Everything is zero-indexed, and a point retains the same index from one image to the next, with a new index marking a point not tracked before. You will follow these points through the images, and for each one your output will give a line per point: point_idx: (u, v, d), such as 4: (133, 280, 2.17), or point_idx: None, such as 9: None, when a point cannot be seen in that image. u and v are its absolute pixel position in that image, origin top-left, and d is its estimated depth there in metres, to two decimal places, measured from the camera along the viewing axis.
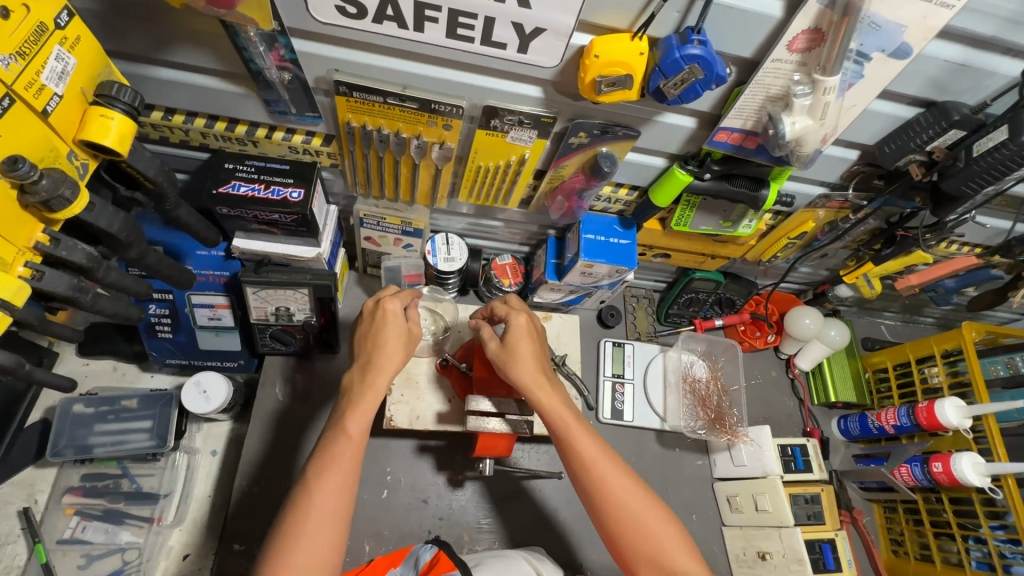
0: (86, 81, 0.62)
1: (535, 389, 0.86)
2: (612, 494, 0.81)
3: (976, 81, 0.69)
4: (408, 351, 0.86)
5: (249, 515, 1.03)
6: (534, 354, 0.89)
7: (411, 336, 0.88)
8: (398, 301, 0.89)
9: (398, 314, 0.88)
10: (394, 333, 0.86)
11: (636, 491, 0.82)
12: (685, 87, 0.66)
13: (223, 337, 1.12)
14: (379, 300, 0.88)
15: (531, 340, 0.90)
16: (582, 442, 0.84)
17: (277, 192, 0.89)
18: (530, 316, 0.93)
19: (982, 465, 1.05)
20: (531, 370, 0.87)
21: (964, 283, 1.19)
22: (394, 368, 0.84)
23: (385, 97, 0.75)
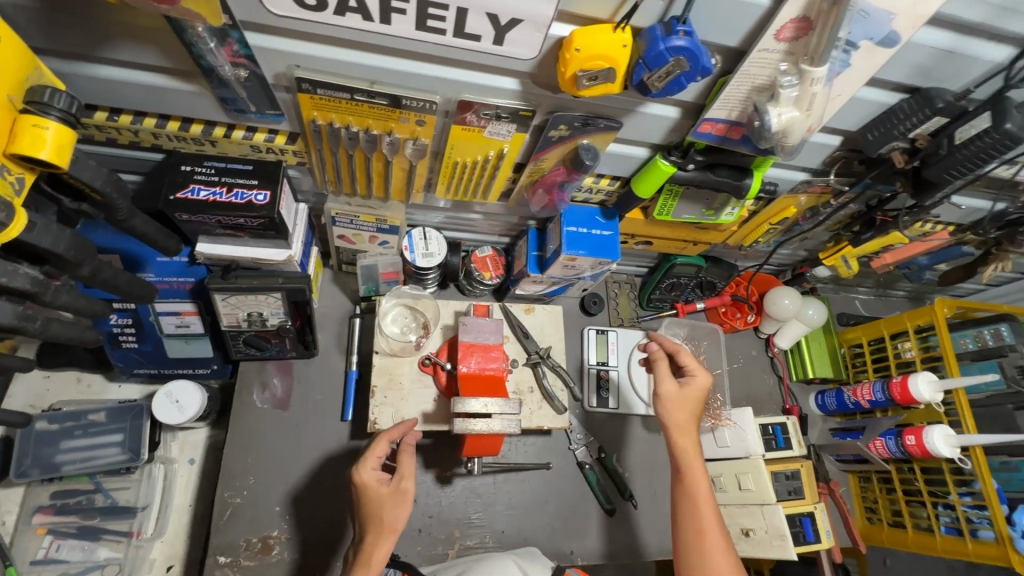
0: (12, 87, 0.56)
1: (688, 432, 0.99)
2: (710, 557, 0.89)
3: (960, 67, 0.67)
4: (405, 494, 0.87)
5: (232, 525, 1.00)
6: (693, 410, 1.01)
7: (399, 492, 0.87)
8: (374, 471, 0.88)
9: (377, 485, 0.87)
10: (375, 505, 0.86)
11: (728, 555, 0.89)
12: (669, 80, 0.63)
13: (193, 344, 1.07)
14: (356, 471, 0.87)
15: (698, 395, 1.02)
16: (704, 511, 0.92)
17: (241, 194, 0.83)
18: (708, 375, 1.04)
19: (953, 437, 1.09)
20: (689, 445, 0.99)
21: (937, 260, 1.21)
22: (383, 545, 0.84)
23: (353, 93, 0.70)
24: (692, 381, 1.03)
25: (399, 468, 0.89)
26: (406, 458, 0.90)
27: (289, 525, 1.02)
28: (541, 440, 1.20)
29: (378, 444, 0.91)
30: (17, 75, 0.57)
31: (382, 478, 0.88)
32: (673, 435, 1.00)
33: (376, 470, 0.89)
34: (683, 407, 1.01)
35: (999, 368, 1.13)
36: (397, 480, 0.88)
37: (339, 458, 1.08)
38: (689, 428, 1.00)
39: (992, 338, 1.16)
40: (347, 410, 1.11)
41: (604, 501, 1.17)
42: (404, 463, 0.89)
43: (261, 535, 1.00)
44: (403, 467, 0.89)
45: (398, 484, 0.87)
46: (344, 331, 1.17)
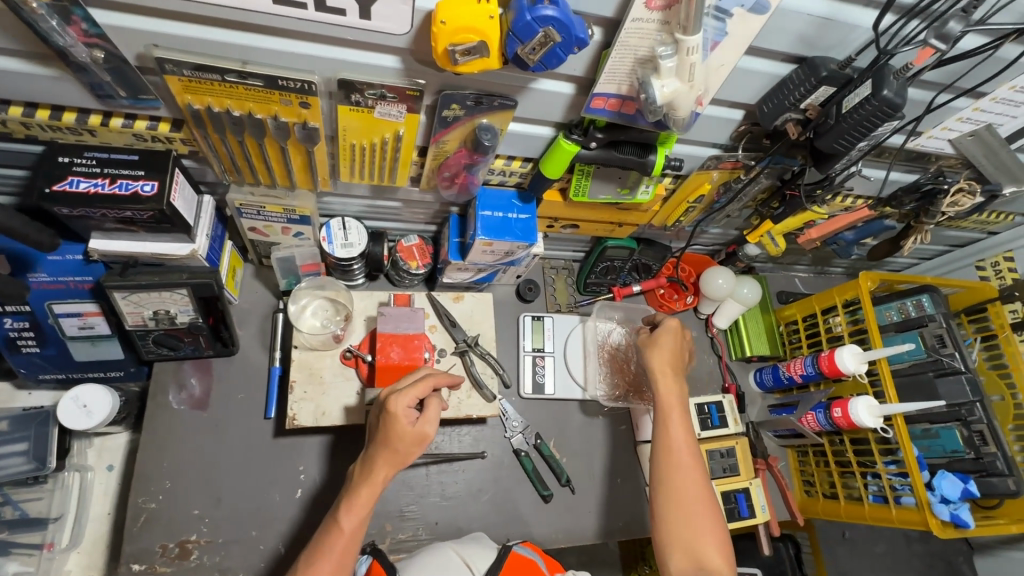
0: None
1: (664, 377, 1.03)
2: (680, 482, 0.92)
3: (840, 35, 0.67)
4: (427, 440, 0.84)
5: (147, 531, 0.97)
6: (669, 350, 1.06)
7: (420, 439, 0.84)
8: (406, 410, 0.83)
9: (405, 421, 0.82)
10: (393, 439, 0.82)
11: (699, 482, 0.93)
12: (544, 52, 0.61)
13: (101, 347, 1.02)
14: (391, 399, 0.82)
15: (675, 348, 1.06)
16: (675, 433, 0.97)
17: (125, 185, 0.79)
18: (677, 323, 1.08)
19: (876, 407, 1.11)
20: (671, 385, 1.02)
21: (861, 235, 1.23)
22: (386, 474, 0.83)
23: (223, 74, 0.66)
24: (665, 335, 1.07)
25: (426, 412, 0.85)
26: (436, 406, 0.86)
27: (208, 528, 0.99)
28: (475, 429, 1.19)
29: (417, 386, 0.85)
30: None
31: (412, 417, 0.83)
32: (655, 379, 1.03)
33: (409, 407, 0.84)
34: (666, 357, 1.05)
35: (919, 338, 1.16)
36: (422, 424, 0.83)
37: (262, 456, 1.06)
38: (671, 369, 1.03)
39: (914, 309, 1.18)
40: (270, 407, 1.07)
41: (539, 487, 1.17)
42: (428, 405, 0.85)
43: (178, 540, 0.97)
44: (427, 413, 0.84)
45: (420, 429, 0.83)
46: (267, 327, 1.14)
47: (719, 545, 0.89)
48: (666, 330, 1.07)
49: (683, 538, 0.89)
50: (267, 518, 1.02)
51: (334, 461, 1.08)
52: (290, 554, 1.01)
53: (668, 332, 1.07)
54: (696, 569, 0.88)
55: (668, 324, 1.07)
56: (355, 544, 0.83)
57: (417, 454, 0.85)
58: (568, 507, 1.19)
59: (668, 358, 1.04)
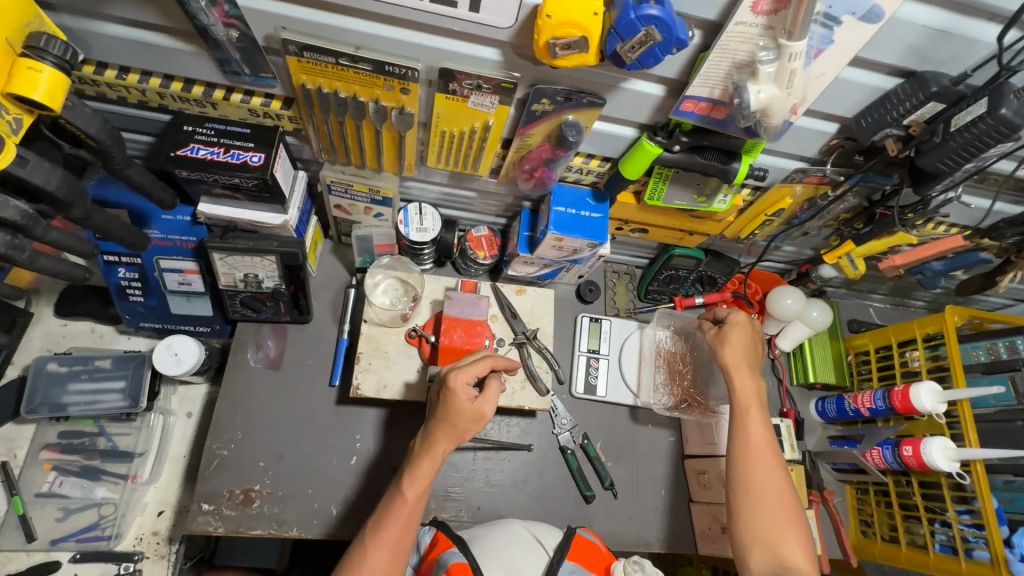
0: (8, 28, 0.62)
1: (738, 370, 1.02)
2: (759, 481, 0.91)
3: (956, 50, 0.64)
4: (485, 418, 0.85)
5: (217, 475, 1.05)
6: (741, 347, 1.04)
7: (478, 416, 0.86)
8: (466, 387, 0.85)
9: (465, 397, 0.85)
10: (452, 414, 0.84)
11: (779, 480, 0.91)
12: (643, 51, 0.63)
13: (194, 302, 1.12)
14: (452, 376, 0.85)
15: (747, 342, 1.05)
16: (752, 429, 0.96)
17: (237, 155, 0.87)
18: (746, 317, 1.07)
19: (953, 450, 1.04)
20: (746, 376, 1.01)
21: (952, 266, 1.15)
22: (444, 449, 0.86)
23: (337, 58, 0.72)
24: (734, 327, 1.06)
25: (486, 391, 0.87)
26: (496, 385, 0.87)
27: (271, 480, 1.06)
28: (524, 422, 1.20)
29: (476, 363, 0.88)
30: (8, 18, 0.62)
31: (471, 395, 0.86)
32: (730, 373, 1.03)
33: (468, 385, 0.86)
34: (738, 350, 1.04)
35: (1009, 382, 1.07)
36: (480, 403, 0.85)
37: (324, 420, 1.12)
38: (744, 363, 1.03)
39: (1006, 351, 1.10)
40: (335, 375, 1.14)
41: (583, 487, 1.18)
42: (489, 385, 0.87)
43: (243, 488, 1.05)
44: (487, 392, 0.86)
45: (479, 407, 0.85)
46: (339, 300, 1.20)
47: (800, 543, 0.87)
48: (735, 322, 1.06)
49: (765, 536, 0.88)
50: (323, 479, 1.08)
51: (387, 434, 1.12)
52: (341, 516, 1.06)
53: (737, 323, 1.06)
54: (778, 565, 0.86)
55: (737, 316, 1.07)
56: (418, 514, 0.85)
57: (474, 432, 0.87)
58: (609, 511, 1.19)
59: (740, 351, 1.04)
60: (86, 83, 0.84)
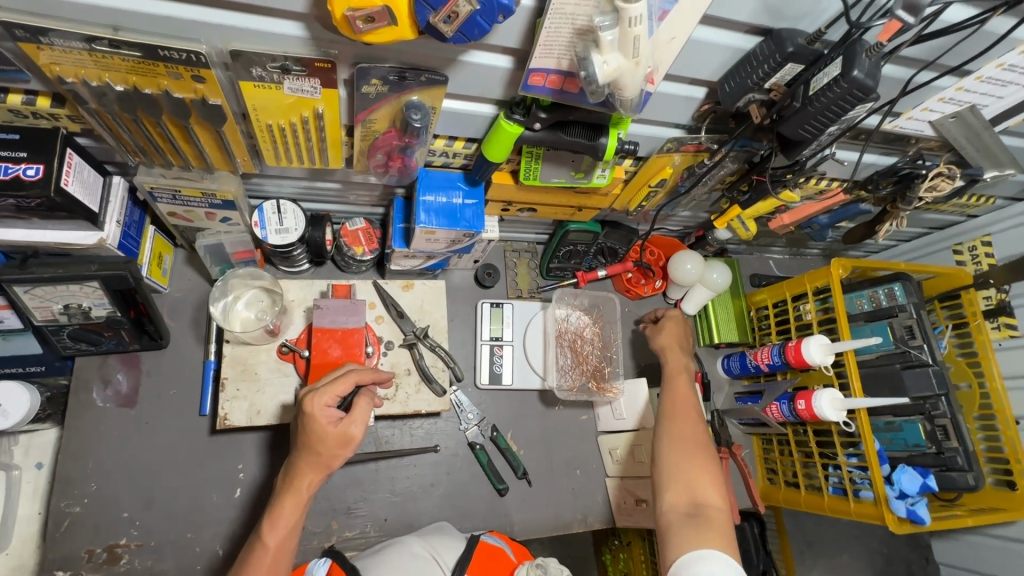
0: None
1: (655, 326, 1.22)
2: (681, 431, 0.94)
3: (810, 5, 0.59)
4: (352, 442, 0.80)
5: (71, 536, 0.92)
6: (676, 337, 1.15)
7: (346, 439, 0.80)
8: (326, 410, 0.80)
9: (326, 421, 0.79)
10: (314, 442, 0.79)
11: (699, 431, 0.95)
12: (462, 22, 0.52)
13: (14, 341, 0.94)
14: (309, 402, 0.79)
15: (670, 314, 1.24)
16: (680, 392, 1.02)
17: (5, 169, 0.70)
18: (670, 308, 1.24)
19: (840, 400, 1.07)
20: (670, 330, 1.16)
21: (835, 219, 1.17)
22: (311, 479, 0.80)
23: (92, 42, 0.57)
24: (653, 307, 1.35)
25: (352, 411, 0.81)
26: (365, 404, 0.82)
27: (139, 531, 0.94)
28: (428, 423, 1.14)
29: (339, 381, 0.82)
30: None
31: (334, 418, 0.80)
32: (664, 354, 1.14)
33: (329, 407, 0.80)
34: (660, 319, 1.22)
35: (888, 329, 1.11)
36: (346, 424, 0.80)
37: (197, 455, 1.00)
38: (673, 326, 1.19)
39: (886, 298, 1.13)
40: (205, 405, 1.00)
41: (495, 480, 1.13)
42: (355, 407, 0.81)
43: (107, 544, 0.93)
44: (353, 414, 0.81)
45: (345, 429, 0.80)
46: (201, 317, 1.06)
47: (712, 481, 0.87)
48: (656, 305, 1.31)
49: (684, 477, 0.88)
50: (202, 520, 0.97)
51: (273, 460, 1.01)
52: (228, 556, 0.96)
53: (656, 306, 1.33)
54: (692, 503, 0.84)
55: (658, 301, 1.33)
56: (289, 560, 0.79)
57: (345, 457, 0.82)
58: (525, 499, 1.16)
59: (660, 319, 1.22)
60: None
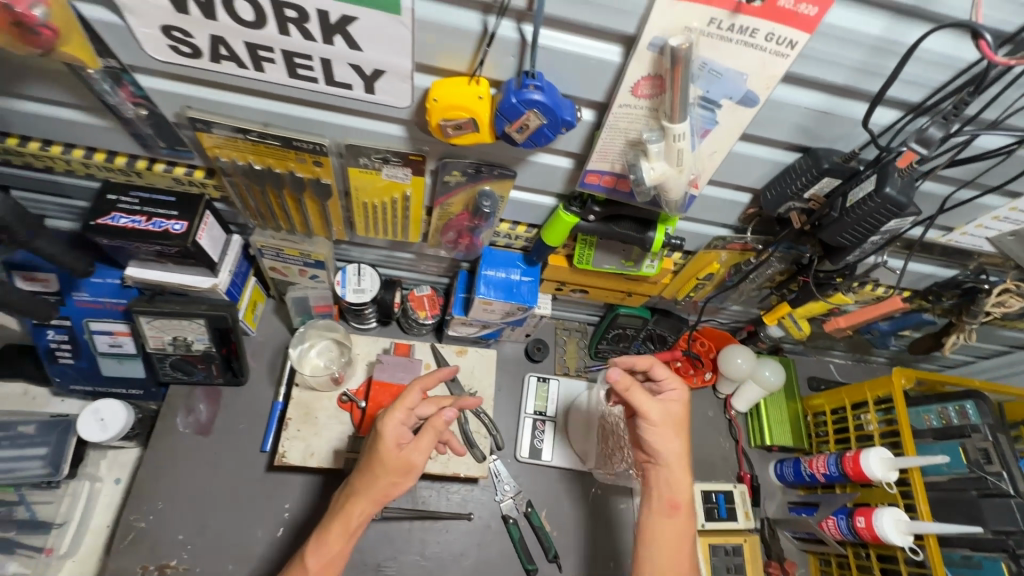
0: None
1: (680, 426, 0.91)
2: (664, 527, 0.88)
3: (844, 129, 0.65)
4: (411, 469, 0.82)
5: (131, 550, 0.99)
6: (676, 421, 0.90)
7: (406, 467, 0.83)
8: (397, 427, 0.82)
9: (394, 442, 0.82)
10: (379, 460, 0.82)
11: (678, 538, 0.87)
12: (531, 131, 0.63)
13: (126, 365, 1.10)
14: (382, 419, 0.82)
15: (680, 409, 0.91)
16: (682, 485, 0.89)
17: (158, 223, 0.87)
18: (682, 405, 0.91)
19: (904, 523, 0.99)
20: (674, 440, 0.89)
21: (897, 327, 1.14)
22: (364, 508, 0.83)
23: (246, 134, 0.73)
24: (672, 390, 0.91)
25: (418, 440, 0.83)
26: (429, 434, 0.84)
27: (189, 555, 1.01)
28: (465, 488, 1.15)
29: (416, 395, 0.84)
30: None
31: (401, 439, 0.83)
32: (653, 429, 0.88)
33: (400, 427, 0.83)
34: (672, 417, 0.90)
35: (960, 450, 1.04)
36: (409, 451, 0.83)
37: (251, 489, 1.07)
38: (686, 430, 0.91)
39: (956, 416, 1.07)
40: (266, 441, 1.10)
41: (525, 560, 1.11)
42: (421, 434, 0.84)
43: (159, 562, 0.99)
44: (417, 442, 0.83)
45: (407, 454, 0.82)
46: (277, 361, 1.18)
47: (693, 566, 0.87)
48: (668, 398, 0.91)
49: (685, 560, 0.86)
50: (245, 552, 1.02)
51: (318, 504, 1.07)
52: None
53: (670, 387, 0.91)
54: None
55: (675, 393, 0.91)
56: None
57: (402, 483, 0.84)
58: None
59: (673, 419, 0.89)
60: (10, 154, 0.85)
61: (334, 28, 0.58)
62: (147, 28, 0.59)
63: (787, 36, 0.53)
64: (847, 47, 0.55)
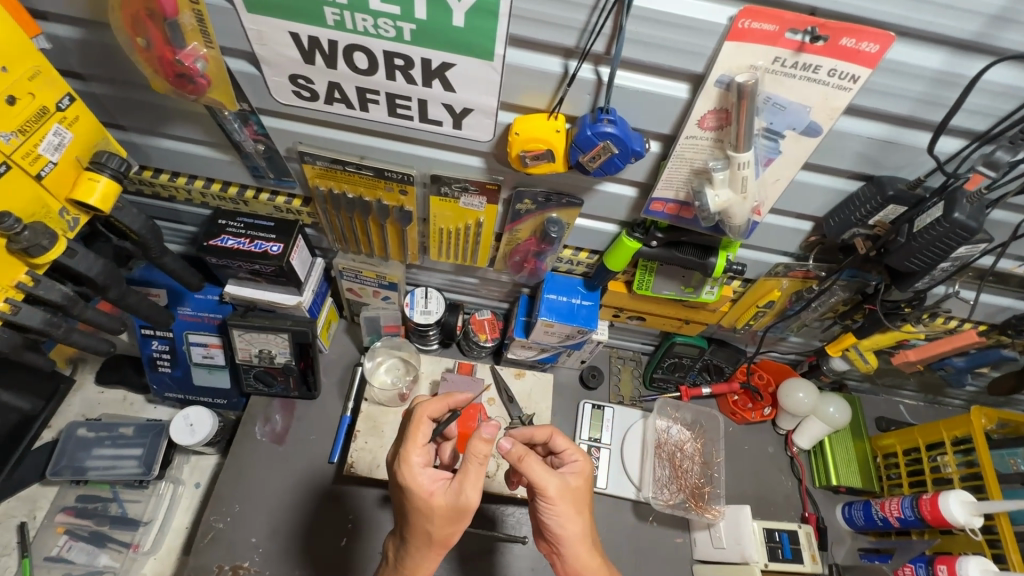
0: (10, 59, 0.61)
1: (581, 501, 0.80)
2: None
3: (908, 157, 0.67)
4: (468, 510, 0.73)
5: (211, 548, 1.05)
6: (574, 500, 0.79)
7: (457, 511, 0.73)
8: (425, 474, 0.75)
9: (428, 494, 0.74)
10: (426, 516, 0.74)
11: None
12: (603, 161, 0.69)
13: (214, 375, 1.20)
14: (405, 476, 0.74)
15: (581, 482, 0.80)
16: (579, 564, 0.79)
17: (260, 245, 0.97)
18: (585, 480, 0.81)
19: (992, 573, 0.92)
20: (574, 518, 0.78)
21: (974, 363, 1.09)
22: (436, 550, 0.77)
23: (345, 165, 0.83)
24: (576, 461, 0.83)
25: (460, 479, 0.73)
26: (473, 467, 0.73)
27: (260, 557, 1.05)
28: None
29: (419, 428, 0.77)
30: (21, 53, 0.61)
31: (438, 486, 0.75)
32: (573, 518, 0.78)
33: (429, 468, 0.76)
34: (569, 492, 0.78)
35: None
36: (460, 494, 0.72)
37: (319, 498, 1.12)
38: (586, 503, 0.81)
39: None
40: (335, 452, 1.16)
41: None
42: (463, 471, 0.73)
43: (233, 563, 1.04)
44: (461, 482, 0.73)
45: (455, 501, 0.73)
46: (347, 377, 1.26)
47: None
48: (572, 468, 0.83)
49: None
50: (312, 559, 1.06)
51: (381, 516, 1.11)
52: None
53: (571, 458, 0.84)
54: None
55: (577, 462, 0.83)
56: None
57: (466, 523, 0.75)
58: None
59: (572, 494, 0.78)
60: (143, 185, 0.99)
61: (433, 73, 0.67)
62: (277, 77, 0.70)
63: (849, 72, 0.57)
64: (909, 81, 0.59)
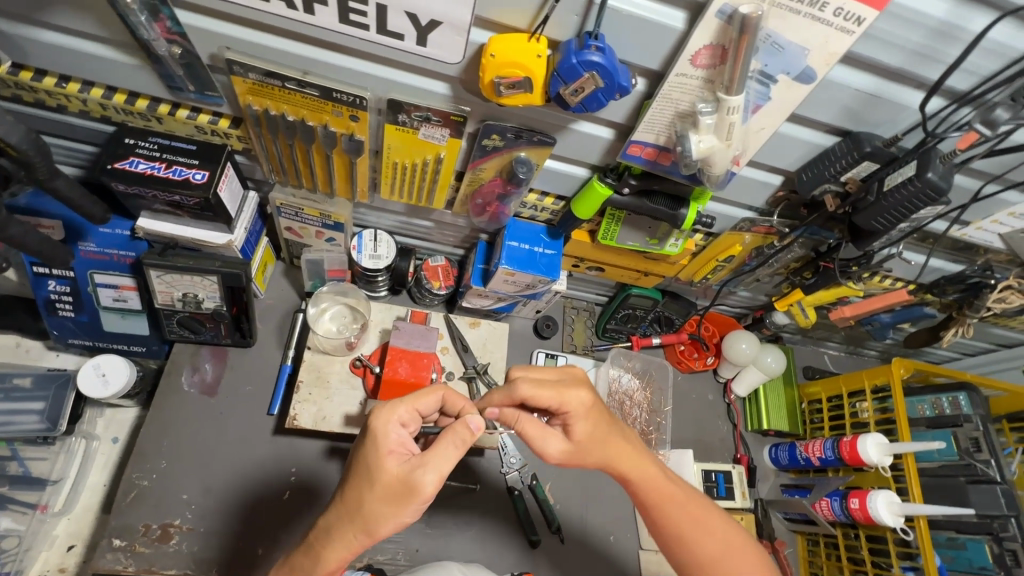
0: None
1: (599, 417, 0.77)
2: (668, 494, 0.76)
3: (888, 114, 0.66)
4: (412, 493, 0.62)
5: (135, 508, 0.97)
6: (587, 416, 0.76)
7: (405, 489, 0.63)
8: (398, 432, 0.67)
9: (388, 451, 0.65)
10: (371, 475, 0.64)
11: (677, 491, 0.77)
12: (586, 95, 0.63)
13: (129, 321, 1.06)
14: (377, 421, 0.66)
15: (586, 400, 0.76)
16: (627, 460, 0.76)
17: (179, 172, 0.83)
18: (591, 392, 0.77)
19: (897, 505, 1.03)
20: (597, 435, 0.76)
21: (898, 319, 1.16)
22: (347, 538, 0.64)
23: (284, 81, 0.71)
24: (567, 372, 0.80)
25: (427, 452, 0.64)
26: (446, 444, 0.65)
27: (193, 515, 0.98)
28: (471, 460, 1.13)
29: (426, 395, 0.73)
30: None
31: (405, 450, 0.66)
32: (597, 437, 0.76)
33: (400, 430, 0.67)
34: (584, 412, 0.75)
35: (950, 437, 1.09)
36: (414, 469, 0.63)
37: (259, 451, 1.05)
38: (602, 418, 0.77)
39: (949, 406, 1.11)
40: (274, 404, 1.08)
41: (528, 530, 1.08)
42: (435, 447, 0.64)
43: (162, 522, 0.96)
44: (427, 454, 0.64)
45: (410, 471, 0.63)
46: (285, 324, 1.16)
47: (720, 519, 0.77)
48: (572, 382, 0.78)
49: (677, 517, 0.75)
50: (253, 512, 1.00)
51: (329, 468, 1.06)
52: (265, 557, 0.97)
53: (562, 380, 0.78)
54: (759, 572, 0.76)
55: (571, 386, 0.77)
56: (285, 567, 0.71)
57: (404, 513, 0.64)
58: (555, 558, 1.09)
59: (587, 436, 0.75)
60: (22, 89, 0.80)
61: None
62: None
63: (855, 13, 0.53)
64: (907, 28, 0.56)
